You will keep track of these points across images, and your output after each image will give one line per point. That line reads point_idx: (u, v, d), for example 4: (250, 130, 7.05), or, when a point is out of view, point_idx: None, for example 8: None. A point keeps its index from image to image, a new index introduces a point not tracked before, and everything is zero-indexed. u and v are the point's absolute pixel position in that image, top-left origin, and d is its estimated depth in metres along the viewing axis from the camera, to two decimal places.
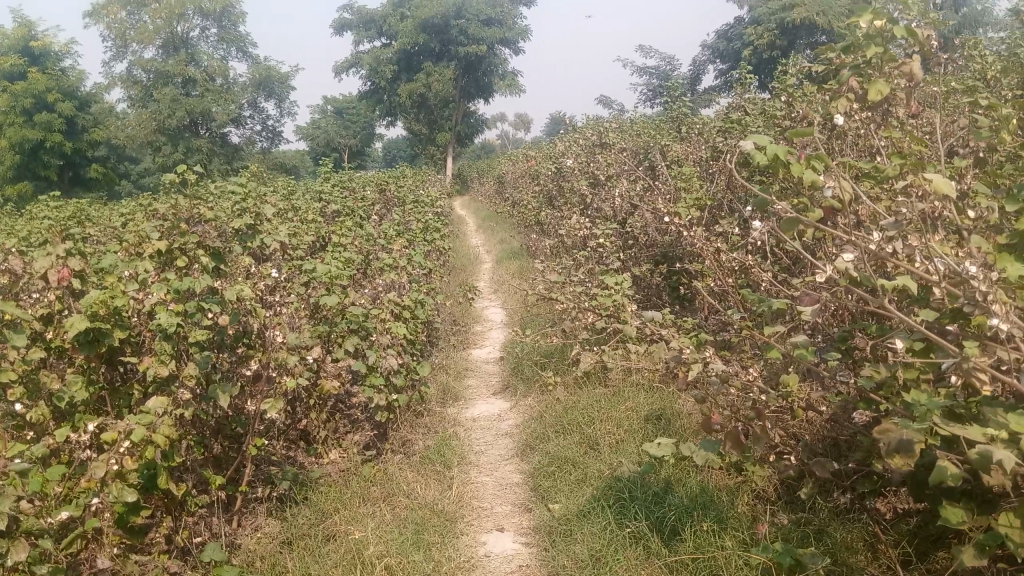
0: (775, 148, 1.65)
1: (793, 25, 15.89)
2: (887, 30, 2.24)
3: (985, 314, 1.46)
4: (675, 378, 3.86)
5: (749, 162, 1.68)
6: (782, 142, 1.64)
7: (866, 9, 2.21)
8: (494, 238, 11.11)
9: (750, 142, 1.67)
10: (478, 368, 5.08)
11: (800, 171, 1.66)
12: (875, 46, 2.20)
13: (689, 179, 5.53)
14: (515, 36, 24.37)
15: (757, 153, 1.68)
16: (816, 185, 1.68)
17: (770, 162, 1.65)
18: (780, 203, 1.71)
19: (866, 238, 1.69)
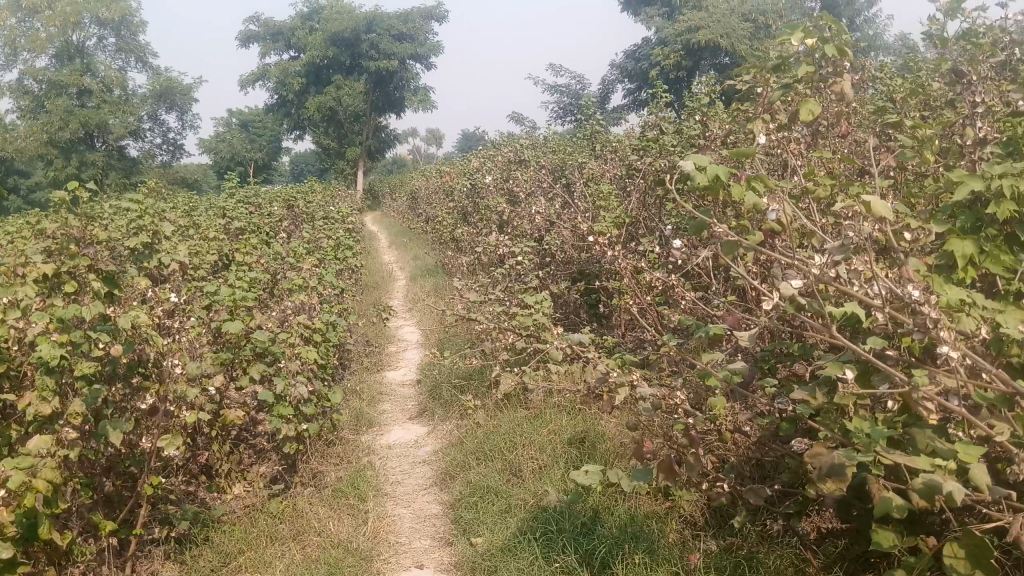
0: (715, 168, 1.58)
1: (699, 47, 16.27)
2: (815, 48, 2.22)
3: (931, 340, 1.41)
4: (597, 400, 3.78)
5: (688, 181, 1.61)
6: (722, 163, 1.58)
7: (795, 27, 2.18)
8: (408, 255, 10.92)
9: (689, 161, 1.60)
10: (393, 392, 4.90)
11: (740, 192, 1.60)
12: (805, 64, 2.17)
13: (607, 196, 5.51)
14: (427, 52, 24.25)
15: (695, 173, 1.61)
16: (755, 206, 1.62)
17: (711, 182, 1.58)
18: (720, 225, 1.65)
19: (806, 260, 1.63)
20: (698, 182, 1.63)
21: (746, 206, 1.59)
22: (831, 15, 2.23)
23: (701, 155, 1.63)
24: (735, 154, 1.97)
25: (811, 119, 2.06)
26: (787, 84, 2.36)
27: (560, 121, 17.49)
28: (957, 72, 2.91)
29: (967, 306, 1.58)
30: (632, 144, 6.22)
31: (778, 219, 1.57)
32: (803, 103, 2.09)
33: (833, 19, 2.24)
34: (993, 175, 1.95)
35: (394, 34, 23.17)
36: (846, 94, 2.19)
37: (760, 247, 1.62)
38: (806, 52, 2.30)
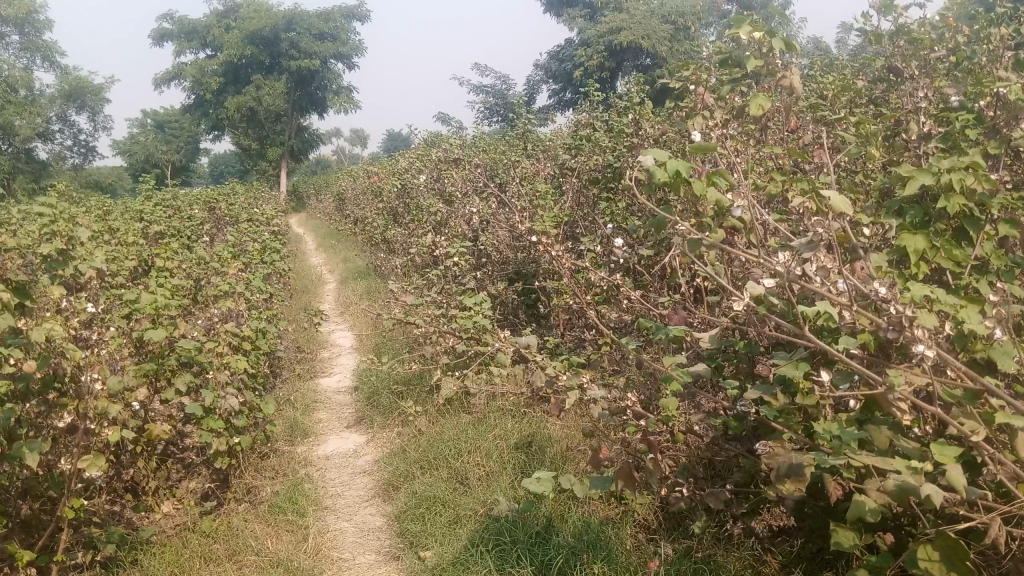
0: (676, 164, 1.51)
1: (621, 48, 16.43)
2: (764, 42, 2.20)
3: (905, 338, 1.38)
4: (541, 402, 3.73)
5: (649, 178, 1.54)
6: (683, 159, 1.51)
7: (744, 21, 2.16)
8: (336, 257, 10.68)
9: (649, 157, 1.53)
10: (328, 399, 4.75)
11: (703, 189, 1.54)
12: (754, 58, 2.15)
13: (543, 196, 5.47)
14: (350, 52, 23.89)
15: (656, 169, 1.54)
16: (718, 203, 1.56)
17: (673, 178, 1.52)
18: (681, 223, 1.58)
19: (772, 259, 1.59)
20: (659, 178, 1.57)
21: (710, 203, 1.53)
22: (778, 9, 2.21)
23: (661, 151, 1.56)
24: (690, 148, 1.87)
25: (763, 113, 2.04)
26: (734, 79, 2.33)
27: (487, 121, 17.45)
28: (892, 69, 2.95)
29: (931, 303, 1.56)
30: (565, 143, 6.19)
31: (743, 216, 1.51)
32: (754, 96, 2.06)
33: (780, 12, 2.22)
34: (943, 170, 1.96)
35: (316, 33, 22.74)
36: (796, 88, 2.16)
37: (725, 245, 1.56)
38: (754, 46, 2.28)
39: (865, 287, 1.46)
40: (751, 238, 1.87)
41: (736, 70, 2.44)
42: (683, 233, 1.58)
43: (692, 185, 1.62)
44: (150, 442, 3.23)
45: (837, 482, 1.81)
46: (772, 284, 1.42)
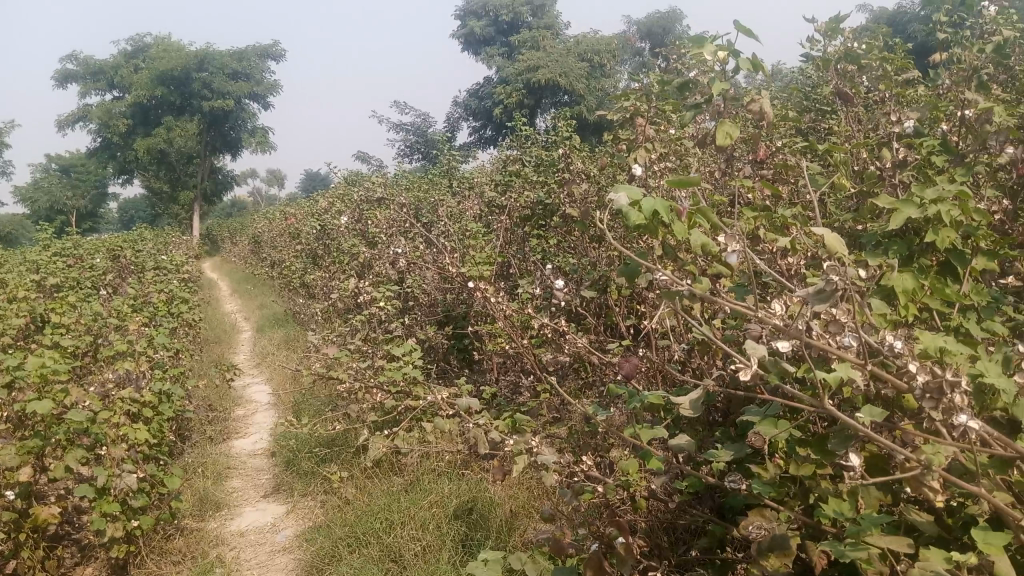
0: (654, 203, 1.28)
1: (539, 85, 16.44)
2: (726, 63, 2.01)
3: (939, 405, 1.15)
4: (481, 461, 3.43)
5: (621, 221, 1.30)
6: (661, 197, 1.28)
7: (703, 40, 1.96)
8: (252, 304, 10.17)
9: (620, 196, 1.29)
10: (242, 465, 4.33)
11: (687, 230, 1.31)
12: (718, 81, 1.95)
13: (474, 236, 5.22)
14: (265, 91, 23.37)
15: (629, 210, 1.31)
16: (702, 245, 1.33)
17: (651, 219, 1.28)
18: (662, 272, 1.35)
19: (769, 312, 1.35)
20: (633, 221, 1.33)
21: (696, 249, 1.29)
22: (740, 28, 2.03)
23: (634, 189, 1.32)
24: (675, 186, 1.43)
25: (733, 141, 1.82)
26: (696, 104, 2.13)
27: (407, 159, 17.16)
28: (842, 96, 2.82)
29: (946, 355, 1.35)
30: (493, 179, 5.97)
31: (736, 261, 1.29)
32: (719, 123, 1.84)
33: (742, 32, 2.04)
34: (929, 201, 1.77)
35: (228, 73, 22.15)
36: (764, 115, 1.94)
37: (715, 297, 1.32)
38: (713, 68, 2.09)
39: (885, 343, 1.24)
40: (727, 284, 1.65)
41: (689, 96, 2.25)
42: (662, 284, 1.34)
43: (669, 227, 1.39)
44: (34, 531, 2.78)
45: (821, 548, 1.48)
46: (780, 344, 1.19)
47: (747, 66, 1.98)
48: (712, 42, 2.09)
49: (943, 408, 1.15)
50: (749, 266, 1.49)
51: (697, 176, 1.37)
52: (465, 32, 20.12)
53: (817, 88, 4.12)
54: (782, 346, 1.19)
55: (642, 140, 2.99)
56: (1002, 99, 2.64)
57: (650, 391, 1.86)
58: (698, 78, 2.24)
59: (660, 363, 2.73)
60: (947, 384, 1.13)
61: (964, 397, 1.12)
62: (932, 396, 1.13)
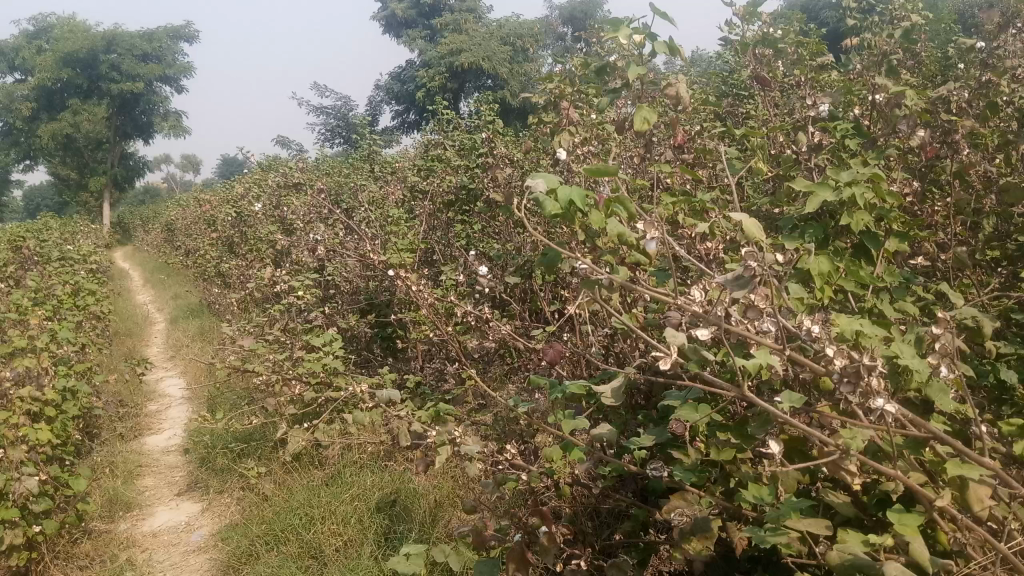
0: (570, 191, 1.24)
1: (461, 69, 16.30)
2: (643, 46, 1.98)
3: (858, 390, 1.14)
4: (404, 452, 3.37)
5: (536, 210, 1.26)
6: (577, 186, 1.23)
7: (620, 22, 1.93)
8: (166, 294, 9.82)
9: (536, 184, 1.24)
10: (154, 462, 4.17)
11: (603, 218, 1.27)
12: (635, 64, 1.92)
13: (397, 222, 5.12)
14: (177, 74, 22.56)
15: (545, 199, 1.26)
16: (619, 233, 1.30)
17: (567, 209, 1.24)
18: (581, 262, 1.30)
19: (687, 299, 1.32)
20: (549, 211, 1.28)
21: (614, 239, 1.26)
22: (657, 10, 2.00)
23: (551, 176, 1.27)
24: (592, 173, 1.39)
25: (652, 125, 1.79)
26: (614, 87, 2.10)
27: (328, 144, 16.83)
28: (759, 80, 2.84)
29: (863, 337, 1.35)
30: (415, 164, 5.88)
31: (655, 249, 1.25)
32: (637, 108, 1.81)
33: (659, 14, 2.01)
34: (843, 184, 1.78)
35: (138, 54, 21.28)
36: (682, 99, 1.92)
37: (634, 285, 1.28)
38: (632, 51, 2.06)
39: (803, 329, 1.23)
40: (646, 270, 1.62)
41: (607, 78, 2.22)
42: (581, 273, 1.30)
43: (587, 213, 1.35)
44: None
45: (742, 529, 1.47)
46: (700, 332, 1.16)
47: (664, 49, 1.96)
48: (630, 24, 2.06)
49: (861, 393, 1.14)
50: (666, 251, 1.46)
51: (615, 162, 1.32)
52: (385, 14, 19.80)
53: (734, 73, 4.17)
54: (701, 334, 1.17)
55: (562, 124, 2.96)
56: (911, 83, 2.70)
57: (572, 384, 1.82)
58: (615, 60, 2.21)
59: (582, 348, 2.72)
60: (865, 370, 1.12)
61: (883, 382, 1.12)
62: (852, 382, 1.12)
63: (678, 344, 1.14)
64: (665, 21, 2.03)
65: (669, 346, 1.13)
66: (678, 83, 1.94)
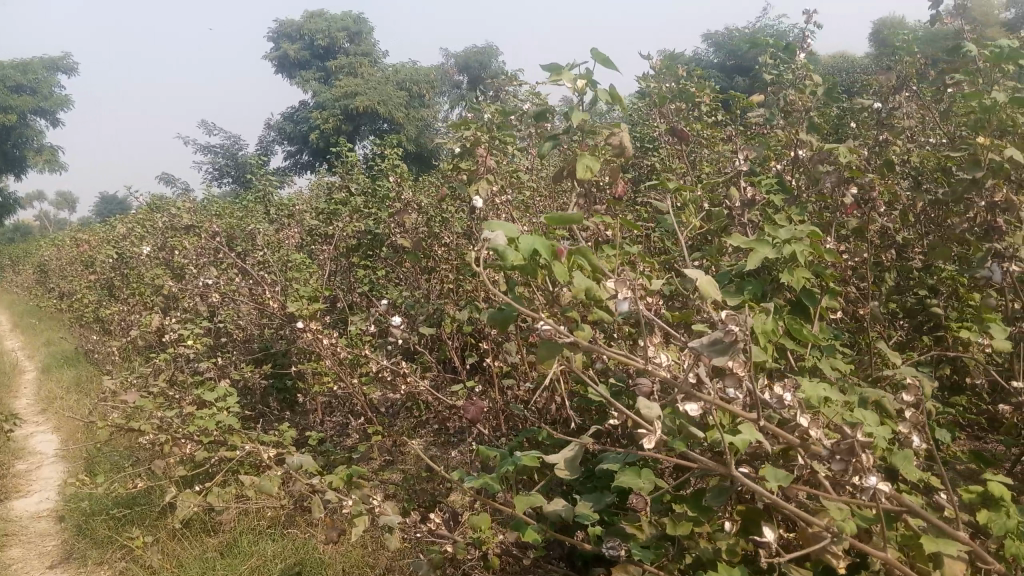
0: (533, 242, 1.13)
1: (357, 112, 16.16)
2: (585, 94, 1.91)
3: (848, 467, 1.06)
4: (307, 515, 3.14)
5: (497, 261, 1.14)
6: (542, 236, 1.14)
7: (562, 67, 1.88)
8: (36, 340, 9.12)
9: (497, 233, 1.13)
10: (21, 530, 3.77)
11: (568, 275, 1.16)
12: (577, 110, 1.85)
13: (297, 268, 4.91)
14: (54, 107, 21.46)
15: (506, 249, 1.15)
16: (586, 290, 1.19)
17: (532, 259, 1.14)
18: (546, 320, 1.17)
19: (652, 364, 1.21)
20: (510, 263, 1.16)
21: (582, 296, 1.16)
22: (600, 58, 1.94)
23: (510, 227, 1.18)
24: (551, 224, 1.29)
25: (595, 175, 1.72)
26: (554, 135, 2.00)
27: (217, 184, 16.28)
28: (676, 134, 2.85)
29: (826, 404, 1.28)
30: (316, 208, 5.70)
31: (628, 309, 1.15)
32: (579, 156, 1.75)
33: (602, 63, 1.95)
34: (782, 241, 1.74)
35: (9, 85, 20.10)
36: (626, 146, 1.81)
37: (605, 349, 1.16)
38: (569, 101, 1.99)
39: (781, 399, 1.15)
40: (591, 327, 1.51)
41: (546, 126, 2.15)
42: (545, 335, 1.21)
43: (544, 269, 1.22)
44: None
45: None
46: (688, 406, 1.06)
47: (605, 97, 1.89)
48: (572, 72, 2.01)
49: (852, 470, 1.07)
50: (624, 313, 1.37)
51: (575, 213, 1.24)
52: (278, 54, 19.43)
53: (640, 128, 4.23)
54: (688, 407, 1.05)
55: (482, 170, 3.02)
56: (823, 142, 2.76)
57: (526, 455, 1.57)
58: (552, 109, 2.14)
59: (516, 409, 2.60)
60: (858, 445, 1.04)
61: (875, 459, 1.05)
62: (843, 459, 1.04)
63: (662, 420, 1.04)
64: (608, 70, 1.97)
65: (656, 424, 1.02)
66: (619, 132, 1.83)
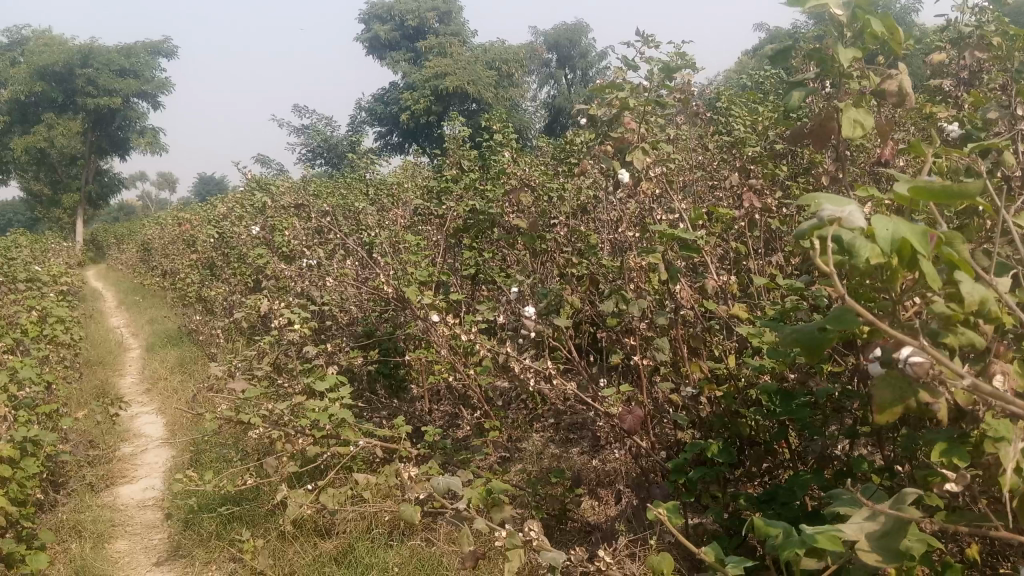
0: (896, 230, 1.02)
1: (446, 93, 15.90)
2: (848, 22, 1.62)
3: None
4: (428, 523, 2.89)
5: (851, 257, 1.04)
6: (908, 224, 1.01)
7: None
8: (140, 317, 9.21)
9: (848, 215, 1.06)
10: (128, 519, 3.64)
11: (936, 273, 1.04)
12: (846, 49, 1.58)
13: (407, 248, 4.68)
14: (156, 89, 21.91)
15: (861, 241, 1.05)
16: (976, 301, 1.09)
17: (891, 250, 1.03)
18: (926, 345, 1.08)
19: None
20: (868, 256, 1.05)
21: (965, 307, 1.07)
22: None
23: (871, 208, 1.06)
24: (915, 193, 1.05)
25: (865, 133, 1.60)
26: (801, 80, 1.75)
27: (310, 164, 16.32)
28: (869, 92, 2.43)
29: None
30: (424, 186, 5.44)
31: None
32: (844, 110, 1.62)
33: None
34: None
35: (115, 69, 20.62)
36: (907, 96, 1.70)
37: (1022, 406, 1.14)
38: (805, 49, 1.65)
39: None
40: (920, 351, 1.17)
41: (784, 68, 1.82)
42: (909, 368, 1.11)
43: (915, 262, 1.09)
44: None
45: None
46: None
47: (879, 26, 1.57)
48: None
49: None
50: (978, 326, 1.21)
51: (951, 185, 1.03)
52: (369, 35, 19.28)
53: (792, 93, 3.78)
54: None
55: (630, 141, 2.84)
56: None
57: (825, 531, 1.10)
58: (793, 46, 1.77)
59: (726, 438, 2.27)
60: None
61: None
62: None
63: None
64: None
65: None
66: (898, 69, 1.73)
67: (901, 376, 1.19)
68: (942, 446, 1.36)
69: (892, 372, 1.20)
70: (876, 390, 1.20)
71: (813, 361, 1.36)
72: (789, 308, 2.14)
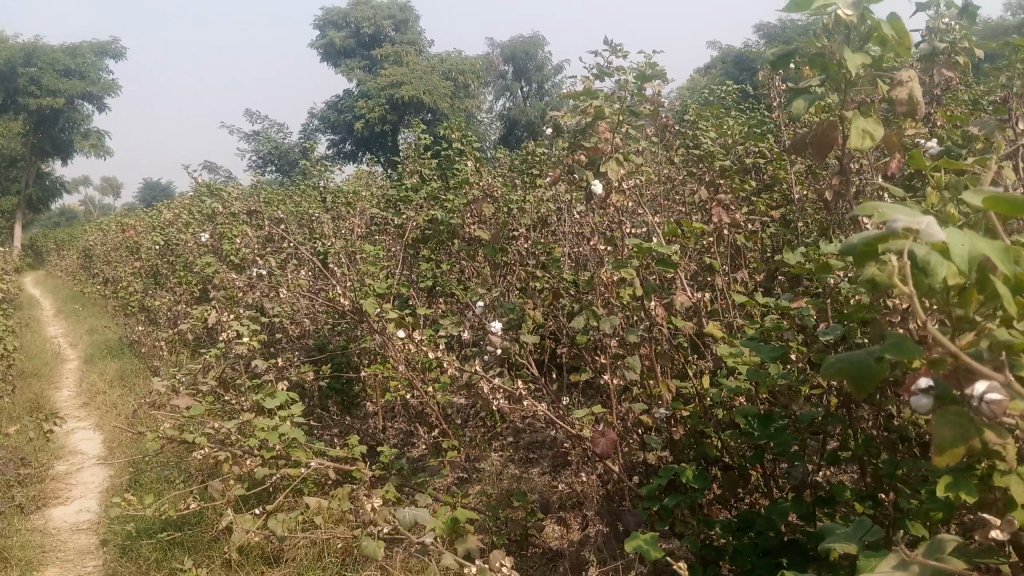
0: (978, 250, 0.92)
1: (402, 102, 15.74)
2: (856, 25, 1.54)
3: None
4: (383, 550, 2.74)
5: (927, 277, 0.94)
6: (991, 243, 0.92)
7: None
8: (79, 327, 8.85)
9: (927, 226, 0.93)
10: (60, 543, 3.40)
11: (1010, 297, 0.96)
12: (854, 55, 1.50)
13: (365, 258, 4.52)
14: (102, 91, 21.32)
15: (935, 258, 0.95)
16: None
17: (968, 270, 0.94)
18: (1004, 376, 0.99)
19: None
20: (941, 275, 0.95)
21: None
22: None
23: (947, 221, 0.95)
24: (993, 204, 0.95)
25: (875, 142, 1.51)
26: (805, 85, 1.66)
27: (261, 171, 15.99)
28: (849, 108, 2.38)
29: None
30: (383, 195, 5.29)
31: None
32: (852, 120, 1.53)
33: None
34: None
35: (60, 69, 20.01)
36: (918, 106, 1.65)
37: None
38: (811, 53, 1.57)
39: None
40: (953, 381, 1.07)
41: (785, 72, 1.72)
42: (986, 407, 1.00)
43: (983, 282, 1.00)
44: None
45: None
46: None
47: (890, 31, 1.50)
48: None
49: None
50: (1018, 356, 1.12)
51: None
52: (323, 42, 19.03)
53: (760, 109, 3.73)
54: None
55: (603, 152, 2.74)
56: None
57: None
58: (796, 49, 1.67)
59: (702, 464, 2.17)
60: None
61: None
62: None
63: None
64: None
65: None
66: (908, 76, 1.68)
67: (958, 412, 1.06)
68: (947, 479, 1.23)
69: (947, 407, 1.06)
70: (932, 426, 1.06)
71: (858, 391, 1.14)
72: (770, 329, 2.06)
